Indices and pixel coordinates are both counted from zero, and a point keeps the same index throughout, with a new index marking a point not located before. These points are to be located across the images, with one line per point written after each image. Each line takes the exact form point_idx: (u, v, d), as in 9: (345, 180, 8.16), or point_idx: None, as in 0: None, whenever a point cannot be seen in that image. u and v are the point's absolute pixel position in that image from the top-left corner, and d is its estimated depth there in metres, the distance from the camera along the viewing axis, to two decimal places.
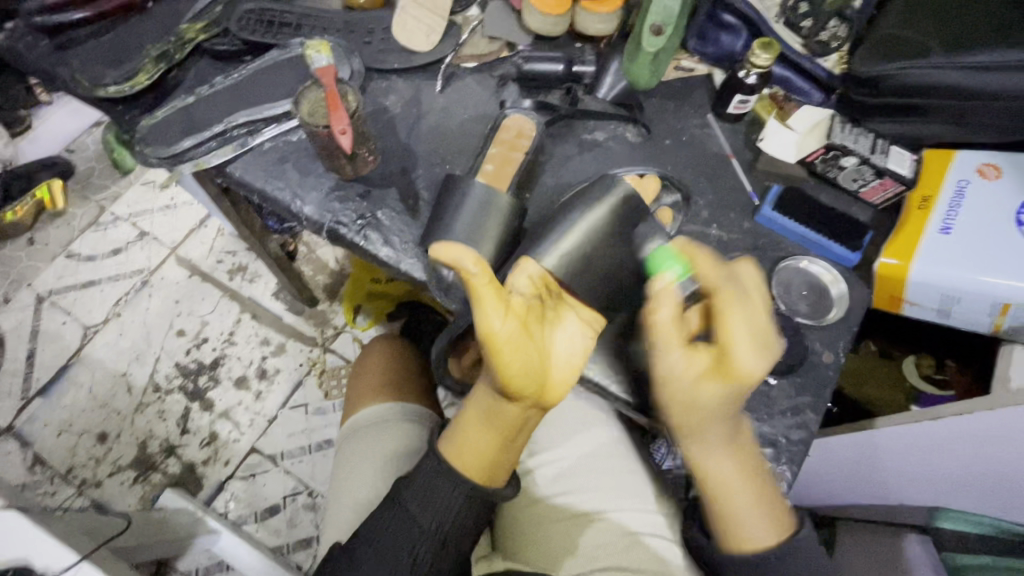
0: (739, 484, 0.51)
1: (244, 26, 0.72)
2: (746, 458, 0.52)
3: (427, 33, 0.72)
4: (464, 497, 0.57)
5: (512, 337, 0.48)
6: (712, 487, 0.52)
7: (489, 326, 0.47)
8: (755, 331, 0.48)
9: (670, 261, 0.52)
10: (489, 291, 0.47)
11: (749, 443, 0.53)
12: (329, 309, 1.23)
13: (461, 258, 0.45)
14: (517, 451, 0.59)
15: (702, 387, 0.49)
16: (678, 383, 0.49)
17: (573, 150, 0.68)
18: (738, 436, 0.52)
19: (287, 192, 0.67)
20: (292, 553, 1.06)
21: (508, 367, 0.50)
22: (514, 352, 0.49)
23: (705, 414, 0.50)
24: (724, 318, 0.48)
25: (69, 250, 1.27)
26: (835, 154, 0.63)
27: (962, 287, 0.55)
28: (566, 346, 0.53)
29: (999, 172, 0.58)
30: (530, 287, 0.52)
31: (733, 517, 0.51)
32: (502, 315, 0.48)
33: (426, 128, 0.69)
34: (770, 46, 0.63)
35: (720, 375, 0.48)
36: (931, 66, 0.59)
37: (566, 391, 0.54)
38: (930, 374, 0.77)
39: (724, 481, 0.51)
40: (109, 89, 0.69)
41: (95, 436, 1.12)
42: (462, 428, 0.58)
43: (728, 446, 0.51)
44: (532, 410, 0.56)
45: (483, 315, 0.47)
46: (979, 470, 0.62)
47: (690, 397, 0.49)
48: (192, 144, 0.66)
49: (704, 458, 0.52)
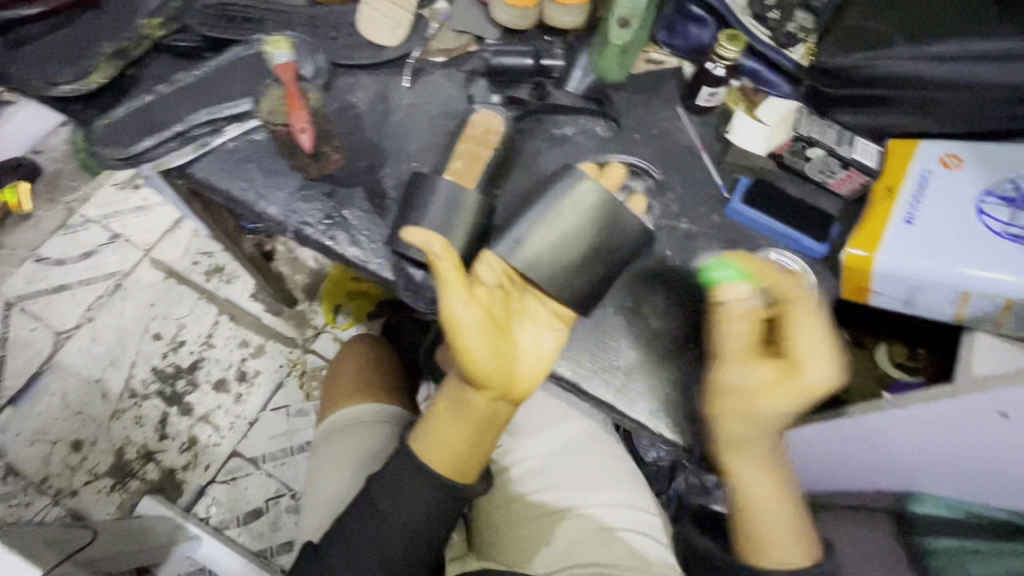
0: (770, 502, 0.58)
1: (204, 21, 0.70)
2: (778, 477, 0.59)
3: (394, 29, 0.71)
4: (434, 491, 0.57)
5: (475, 323, 0.53)
6: (744, 498, 0.59)
7: (452, 309, 0.52)
8: (820, 335, 0.52)
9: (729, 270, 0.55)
10: (453, 277, 0.52)
11: (780, 464, 0.60)
12: (308, 309, 1.21)
13: (428, 245, 0.52)
14: (487, 448, 0.60)
15: (768, 396, 0.54)
16: (744, 397, 0.55)
17: (543, 145, 0.68)
18: (771, 453, 0.59)
19: (251, 192, 0.65)
20: (276, 557, 1.05)
21: (471, 352, 0.54)
22: (477, 338, 0.54)
23: (759, 421, 0.56)
24: (794, 330, 0.52)
25: (38, 254, 1.23)
26: (801, 146, 0.65)
27: (925, 277, 0.55)
28: (533, 341, 0.57)
29: (961, 161, 0.59)
30: (495, 283, 0.56)
31: (760, 520, 0.58)
32: (465, 301, 0.53)
33: (394, 124, 0.68)
34: (736, 38, 0.64)
35: (782, 389, 0.53)
36: (897, 58, 0.60)
37: (532, 386, 0.57)
38: (903, 362, 0.74)
39: (750, 490, 0.59)
40: (62, 88, 0.66)
41: (70, 444, 1.09)
42: (433, 423, 0.59)
43: (762, 463, 0.59)
44: (499, 402, 0.58)
45: (446, 299, 0.52)
46: (947, 455, 0.63)
47: (752, 407, 0.55)
48: (152, 144, 0.64)
49: (742, 472, 0.59)
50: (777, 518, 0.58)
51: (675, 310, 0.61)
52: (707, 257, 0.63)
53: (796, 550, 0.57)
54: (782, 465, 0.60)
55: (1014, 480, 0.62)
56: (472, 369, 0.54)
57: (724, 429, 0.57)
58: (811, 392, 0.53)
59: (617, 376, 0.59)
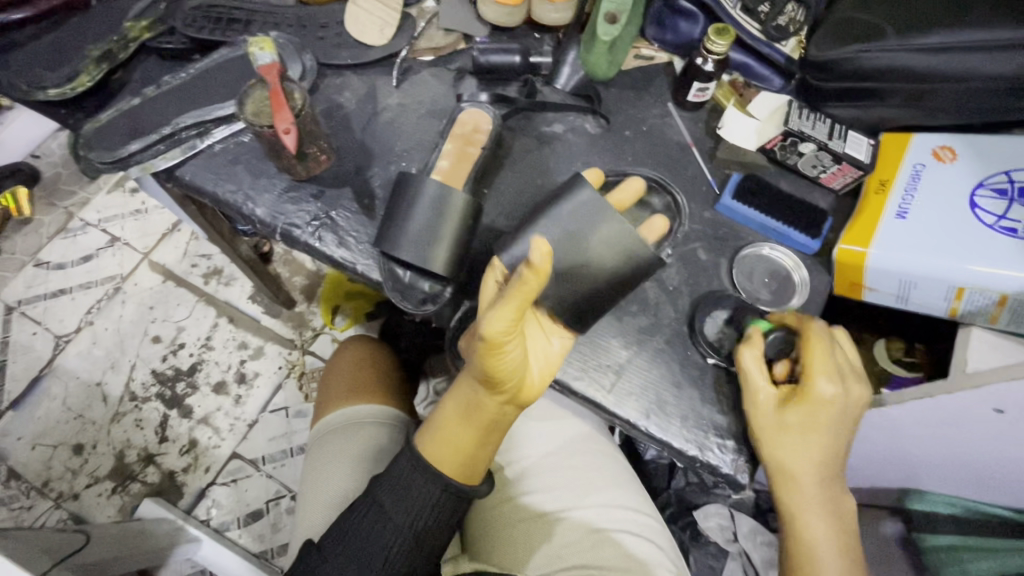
0: (830, 550, 0.51)
1: (191, 23, 0.70)
2: (841, 524, 0.52)
3: (382, 27, 0.70)
4: (439, 492, 0.56)
5: (513, 337, 0.48)
6: (799, 542, 0.52)
7: (498, 328, 0.47)
8: (828, 351, 0.52)
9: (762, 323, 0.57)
10: (521, 301, 0.46)
11: (847, 513, 0.53)
12: (306, 310, 1.21)
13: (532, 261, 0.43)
14: (492, 452, 0.59)
15: (788, 415, 0.51)
16: (764, 415, 0.52)
17: (532, 143, 0.67)
18: (834, 500, 0.52)
19: (239, 194, 0.65)
20: (276, 558, 1.05)
21: (500, 367, 0.50)
22: (512, 352, 0.50)
23: (793, 448, 0.51)
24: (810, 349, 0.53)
25: (37, 259, 1.24)
26: (793, 140, 0.62)
27: (919, 272, 0.55)
28: (543, 348, 0.56)
29: (955, 155, 0.58)
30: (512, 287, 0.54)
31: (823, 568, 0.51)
32: (512, 319, 0.47)
33: (382, 124, 0.68)
34: (725, 32, 0.62)
35: (801, 408, 0.51)
36: (886, 49, 0.58)
37: (542, 392, 0.56)
38: (900, 358, 0.72)
39: (814, 537, 0.51)
40: (49, 92, 0.66)
41: (71, 448, 1.10)
42: (442, 425, 0.57)
43: (826, 508, 0.52)
44: (508, 407, 0.56)
45: (496, 318, 0.46)
46: (943, 452, 0.62)
47: (783, 433, 0.51)
48: (139, 147, 0.64)
49: (801, 513, 0.52)
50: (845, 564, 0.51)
51: (666, 307, 0.61)
52: (698, 254, 0.63)
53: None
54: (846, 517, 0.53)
55: (1016, 478, 0.61)
56: (491, 377, 0.51)
57: (715, 429, 0.57)
58: (833, 410, 0.51)
59: (608, 376, 0.58)
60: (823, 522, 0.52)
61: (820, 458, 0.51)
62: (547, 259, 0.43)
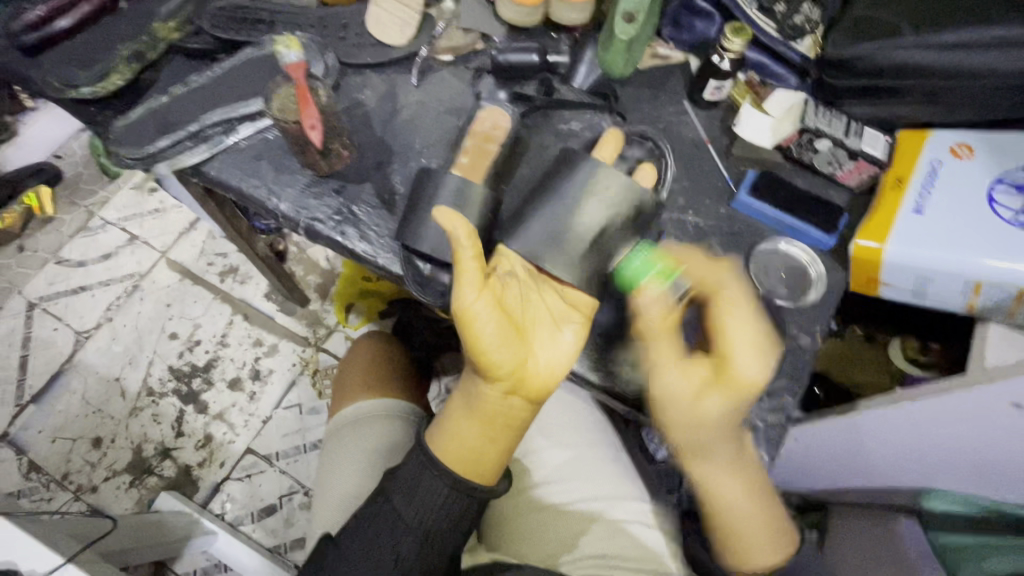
0: (738, 505, 0.58)
1: (217, 23, 0.71)
2: (750, 479, 0.57)
3: (402, 27, 0.71)
4: (448, 490, 0.56)
5: (483, 304, 0.51)
6: (710, 501, 0.59)
7: (464, 299, 0.51)
8: (749, 324, 0.53)
9: (646, 266, 0.56)
10: (472, 266, 0.51)
11: (754, 464, 0.57)
12: (320, 309, 1.22)
13: (455, 228, 0.50)
14: (502, 448, 0.58)
15: (706, 399, 0.53)
16: (680, 402, 0.54)
17: (549, 140, 0.68)
18: (741, 458, 0.57)
19: (263, 190, 0.67)
20: (289, 553, 1.06)
21: (481, 342, 0.52)
22: (493, 329, 0.52)
23: (713, 428, 0.54)
24: (721, 323, 0.53)
25: (59, 256, 1.26)
26: (809, 137, 0.63)
27: (937, 267, 0.55)
28: (550, 339, 0.55)
29: (972, 151, 0.59)
30: (514, 275, 0.57)
31: (737, 516, 0.58)
32: (475, 285, 0.51)
33: (402, 122, 0.69)
34: (742, 31, 0.64)
35: (722, 390, 0.52)
36: (902, 47, 0.59)
37: (545, 380, 0.55)
38: (915, 357, 0.77)
39: (733, 499, 0.58)
40: (81, 90, 0.69)
41: (90, 441, 1.12)
42: (448, 418, 0.59)
43: (730, 468, 0.57)
44: (515, 399, 0.56)
45: (459, 288, 0.51)
46: (961, 449, 0.62)
47: (698, 411, 0.53)
48: (167, 144, 0.66)
49: (707, 478, 0.58)
50: (762, 510, 0.59)
51: None
52: (714, 249, 0.64)
53: (770, 545, 0.59)
54: (753, 473, 0.57)
55: None
56: (482, 361, 0.53)
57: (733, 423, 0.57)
58: (749, 392, 0.52)
59: (624, 367, 0.60)
60: (732, 485, 0.57)
61: (722, 436, 0.55)
62: (456, 223, 0.50)
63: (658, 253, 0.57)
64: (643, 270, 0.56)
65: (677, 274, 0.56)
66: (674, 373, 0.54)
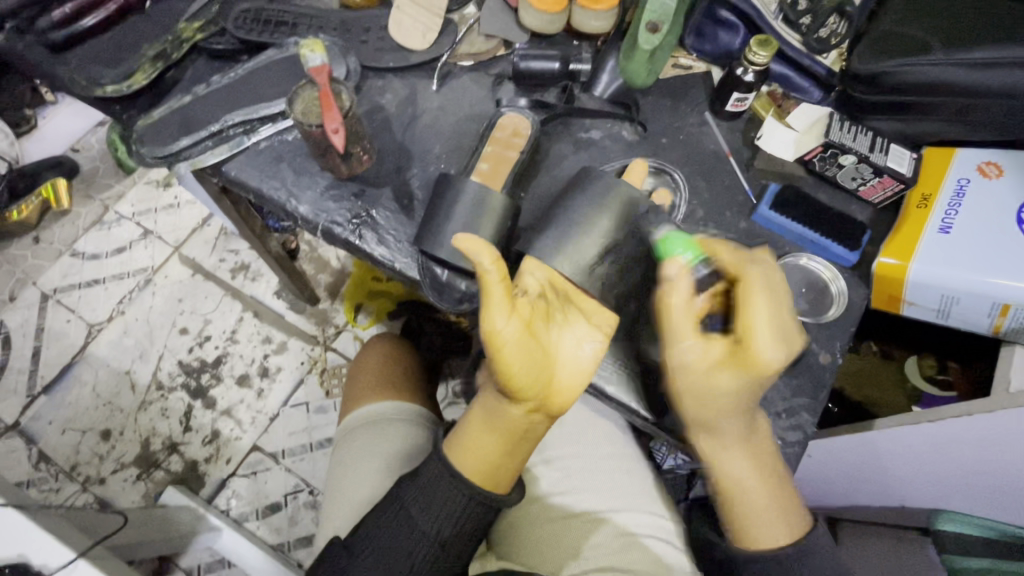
0: (751, 482, 0.53)
1: (241, 24, 0.72)
2: (762, 463, 0.54)
3: (424, 33, 0.72)
4: (463, 499, 0.56)
5: (512, 329, 0.49)
6: (726, 484, 0.54)
7: (493, 324, 0.48)
8: (775, 306, 0.49)
9: (681, 247, 0.53)
10: (500, 290, 0.48)
11: (766, 448, 0.54)
12: (330, 308, 1.22)
13: (479, 254, 0.47)
14: (521, 461, 0.58)
15: (717, 376, 0.51)
16: (693, 371, 0.51)
17: (569, 149, 0.68)
18: (753, 433, 0.54)
19: (282, 191, 0.67)
20: (293, 551, 1.07)
21: (510, 366, 0.50)
22: (520, 353, 0.50)
23: (720, 404, 0.51)
24: (746, 305, 0.49)
25: (74, 249, 1.27)
26: (833, 153, 0.62)
27: (962, 288, 0.56)
28: (572, 352, 0.54)
29: (1000, 171, 0.59)
30: (537, 292, 0.55)
31: (756, 505, 0.54)
32: (505, 312, 0.49)
33: (422, 126, 0.69)
34: (768, 43, 0.62)
35: (734, 365, 0.50)
36: (932, 63, 0.58)
37: (569, 398, 0.55)
38: (932, 375, 0.78)
39: (739, 478, 0.54)
40: (106, 88, 0.69)
41: (99, 433, 1.13)
42: (466, 432, 0.57)
43: (744, 445, 0.53)
44: (538, 416, 0.56)
45: (488, 314, 0.48)
46: (982, 474, 0.61)
47: (706, 383, 0.51)
48: (188, 144, 0.66)
49: (721, 457, 0.54)
50: (773, 494, 0.54)
51: None
52: None
53: (787, 528, 0.54)
54: (767, 446, 0.54)
55: None
56: (508, 383, 0.51)
57: None
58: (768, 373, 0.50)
59: (639, 379, 0.59)
60: (744, 463, 0.53)
61: (739, 411, 0.52)
62: (483, 252, 0.47)
63: (691, 239, 0.54)
64: (678, 248, 0.53)
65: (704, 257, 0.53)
66: (691, 344, 0.51)
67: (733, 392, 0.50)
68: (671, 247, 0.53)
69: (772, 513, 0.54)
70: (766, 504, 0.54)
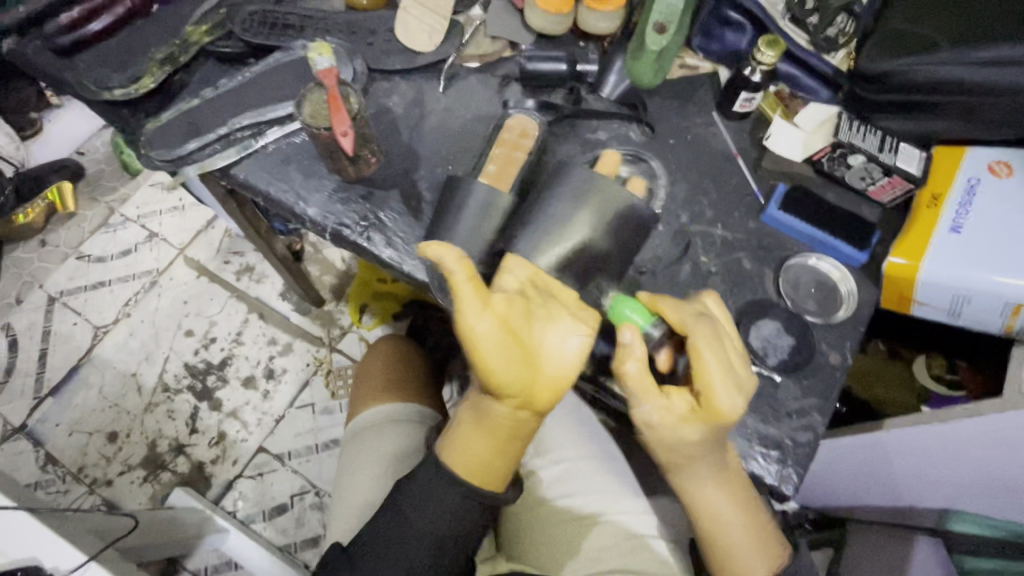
0: (727, 512, 0.53)
1: (247, 27, 0.72)
2: (737, 490, 0.53)
3: (430, 34, 0.72)
4: (461, 502, 0.56)
5: (487, 327, 0.47)
6: (702, 517, 0.54)
7: (468, 324, 0.47)
8: (727, 364, 0.48)
9: (632, 308, 0.52)
10: (467, 289, 0.47)
11: (736, 471, 0.54)
12: (335, 309, 1.23)
13: (443, 257, 0.48)
14: (513, 458, 0.57)
15: (683, 429, 0.49)
16: (659, 428, 0.49)
17: (576, 150, 0.68)
18: (728, 466, 0.53)
19: (290, 193, 0.67)
20: (299, 552, 1.07)
21: (489, 367, 0.48)
22: (500, 353, 0.48)
23: (687, 450, 0.50)
24: (699, 362, 0.48)
25: (81, 252, 1.28)
26: (842, 152, 0.63)
27: (973, 287, 0.56)
28: (558, 346, 0.50)
29: (1011, 170, 0.59)
30: (520, 287, 0.51)
31: (739, 533, 0.53)
32: (478, 312, 0.47)
33: (429, 129, 0.69)
34: (776, 44, 0.62)
35: (699, 418, 0.49)
36: (937, 62, 0.59)
37: (558, 395, 0.52)
38: (941, 375, 0.79)
39: (716, 513, 0.53)
40: (114, 92, 0.69)
41: (106, 435, 1.13)
42: (456, 434, 0.56)
43: (719, 477, 0.52)
44: (524, 413, 0.53)
45: (461, 315, 0.47)
46: (995, 475, 0.61)
47: (672, 436, 0.49)
48: (198, 146, 0.66)
49: (697, 493, 0.53)
50: (751, 519, 0.54)
51: None
52: (742, 263, 0.63)
53: (765, 556, 0.53)
54: (735, 468, 0.54)
55: None
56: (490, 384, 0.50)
57: (759, 439, 0.56)
58: (733, 423, 0.49)
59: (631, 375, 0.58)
60: (720, 494, 0.53)
61: (708, 457, 0.51)
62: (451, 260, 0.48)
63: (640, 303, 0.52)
64: (629, 312, 0.51)
65: (655, 317, 0.52)
66: (655, 405, 0.49)
67: (700, 443, 0.49)
68: (621, 313, 0.52)
69: (754, 539, 0.54)
70: (752, 530, 0.53)
